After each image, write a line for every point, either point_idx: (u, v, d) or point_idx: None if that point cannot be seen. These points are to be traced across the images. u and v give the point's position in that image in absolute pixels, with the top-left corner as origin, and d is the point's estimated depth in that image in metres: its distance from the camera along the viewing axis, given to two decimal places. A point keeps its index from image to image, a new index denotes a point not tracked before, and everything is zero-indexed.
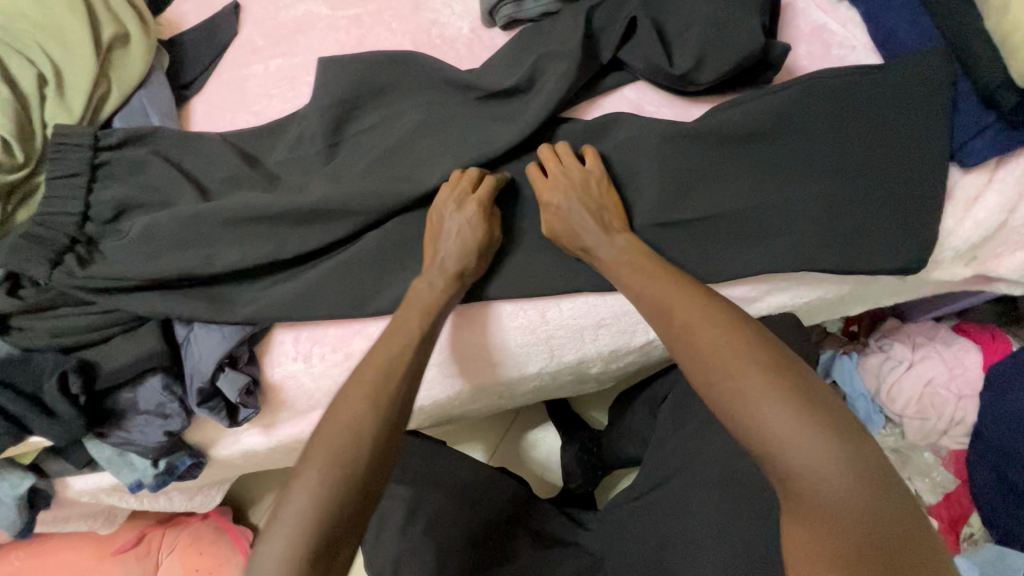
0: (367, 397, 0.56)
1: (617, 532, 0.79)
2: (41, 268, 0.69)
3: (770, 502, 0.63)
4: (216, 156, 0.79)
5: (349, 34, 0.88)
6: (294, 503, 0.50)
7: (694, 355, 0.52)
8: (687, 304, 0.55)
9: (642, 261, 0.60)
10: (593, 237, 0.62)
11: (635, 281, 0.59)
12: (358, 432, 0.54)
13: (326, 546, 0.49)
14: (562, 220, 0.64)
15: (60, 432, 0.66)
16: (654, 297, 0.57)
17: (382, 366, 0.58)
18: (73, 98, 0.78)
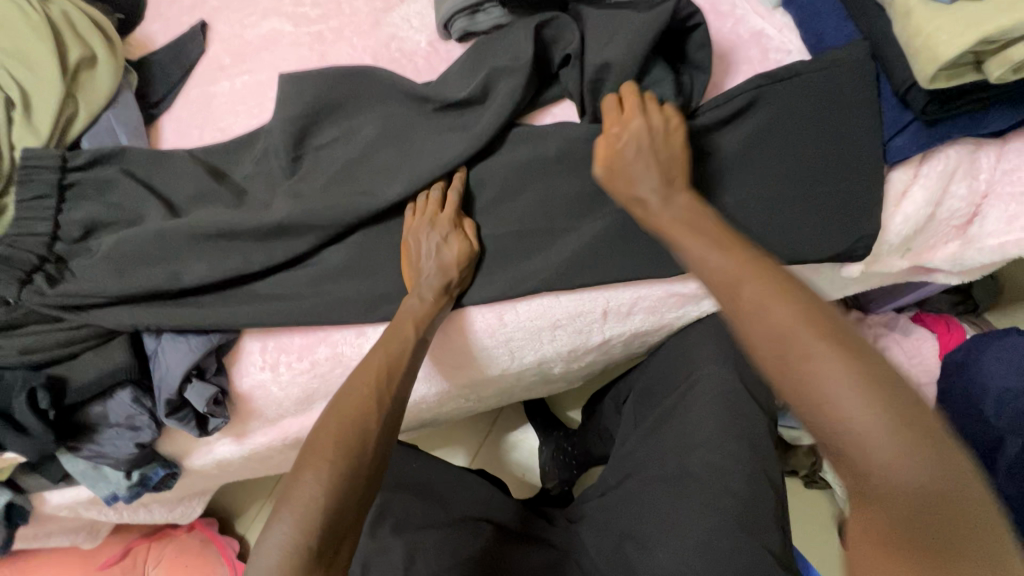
0: (367, 401, 0.60)
1: (586, 528, 0.80)
2: (10, 287, 0.70)
3: (719, 496, 0.65)
4: (182, 172, 0.81)
5: (312, 50, 0.91)
6: (300, 499, 0.53)
7: (769, 342, 0.45)
8: (758, 277, 0.48)
9: (703, 227, 0.54)
10: (662, 198, 0.57)
11: (696, 243, 0.53)
12: (365, 430, 0.58)
13: (330, 543, 0.53)
14: (633, 183, 0.58)
15: (32, 447, 0.68)
16: (726, 268, 0.50)
17: (381, 371, 0.62)
18: (41, 121, 0.80)
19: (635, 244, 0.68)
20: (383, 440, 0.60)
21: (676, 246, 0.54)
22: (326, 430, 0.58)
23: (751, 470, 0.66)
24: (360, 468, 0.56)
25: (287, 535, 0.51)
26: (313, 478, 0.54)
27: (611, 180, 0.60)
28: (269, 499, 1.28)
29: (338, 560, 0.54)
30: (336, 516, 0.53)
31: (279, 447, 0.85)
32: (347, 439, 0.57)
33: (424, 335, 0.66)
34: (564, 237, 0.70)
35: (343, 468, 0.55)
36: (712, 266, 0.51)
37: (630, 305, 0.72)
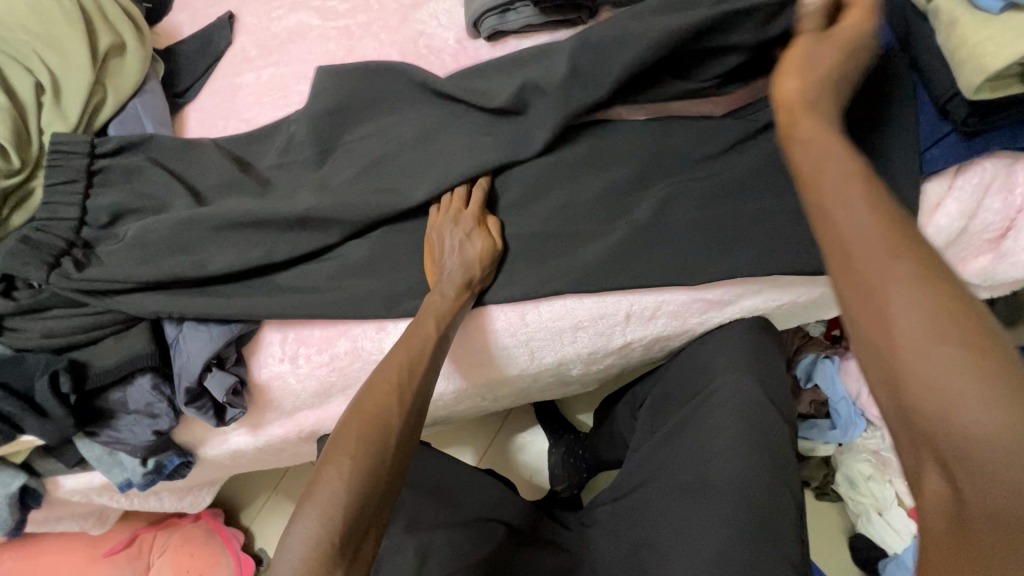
0: (389, 398, 0.60)
1: (598, 534, 0.79)
2: (37, 270, 0.70)
3: (737, 507, 0.65)
4: (209, 161, 0.81)
5: (339, 44, 0.91)
6: (323, 493, 0.53)
7: (878, 317, 0.38)
8: (910, 266, 0.38)
9: (839, 162, 0.43)
10: (818, 106, 0.48)
11: (828, 177, 0.43)
12: (386, 424, 0.58)
13: (351, 539, 0.52)
14: (788, 75, 0.49)
15: (51, 431, 0.68)
16: (850, 217, 0.41)
17: (404, 366, 0.62)
18: (70, 106, 0.80)
19: (662, 248, 0.68)
20: (405, 435, 0.59)
21: (807, 181, 0.45)
22: (349, 425, 0.58)
23: (769, 480, 0.66)
24: (381, 463, 0.56)
25: (311, 529, 0.51)
26: (336, 473, 0.54)
27: (800, 54, 0.50)
28: (275, 493, 1.28)
29: (359, 556, 0.53)
30: (357, 512, 0.53)
31: (294, 440, 0.85)
32: (369, 433, 0.57)
33: (446, 334, 0.66)
34: (590, 240, 0.70)
35: (364, 463, 0.55)
36: (845, 233, 0.40)
37: (653, 309, 0.71)
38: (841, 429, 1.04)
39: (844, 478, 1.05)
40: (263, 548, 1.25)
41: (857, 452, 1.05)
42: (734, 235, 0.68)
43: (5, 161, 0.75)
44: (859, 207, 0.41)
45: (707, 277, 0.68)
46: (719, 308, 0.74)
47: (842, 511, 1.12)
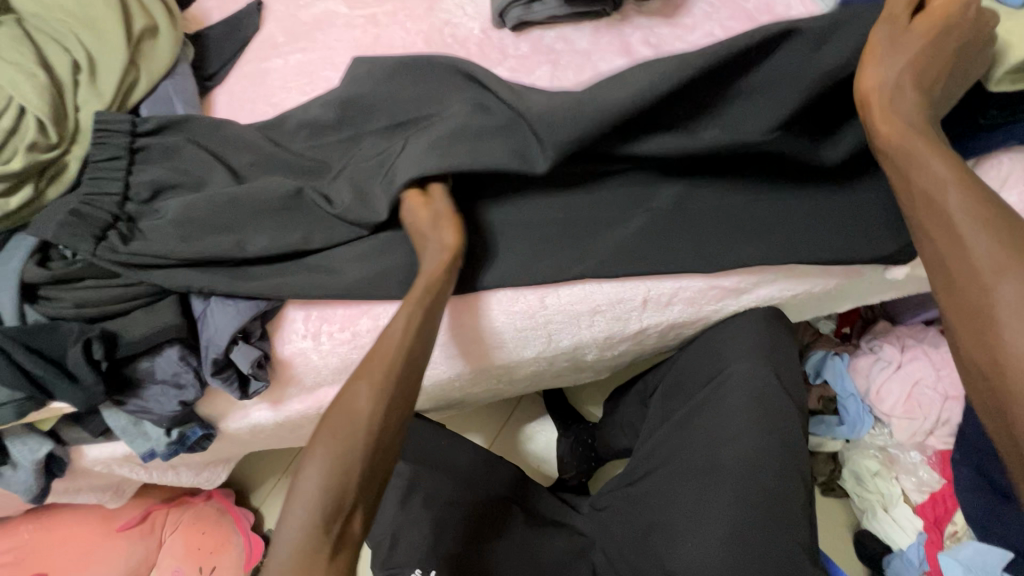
0: (365, 382, 0.57)
1: (609, 519, 0.80)
2: (86, 243, 0.72)
3: (749, 488, 0.67)
4: (238, 140, 0.83)
5: (366, 32, 0.93)
6: (307, 479, 0.52)
7: (970, 307, 0.48)
8: (1001, 260, 0.47)
9: (933, 169, 0.53)
10: (903, 98, 0.57)
11: (924, 183, 0.53)
12: (361, 408, 0.55)
13: (335, 522, 0.51)
14: (870, 72, 0.59)
15: (82, 397, 0.70)
16: (946, 221, 0.51)
17: (380, 349, 0.59)
18: (105, 85, 0.82)
19: (682, 236, 0.70)
20: (385, 418, 0.56)
21: (903, 189, 0.55)
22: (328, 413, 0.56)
23: (779, 462, 0.68)
24: (360, 448, 0.54)
25: (297, 517, 0.51)
26: (314, 461, 0.53)
27: (868, 64, 0.59)
28: (285, 475, 1.31)
29: (346, 540, 0.52)
30: (340, 495, 0.52)
31: (313, 417, 0.87)
32: (340, 421, 0.55)
33: (424, 313, 0.62)
34: (613, 225, 0.71)
35: (339, 451, 0.53)
36: (940, 233, 0.51)
37: (670, 295, 0.73)
38: (850, 425, 1.03)
39: (851, 473, 1.05)
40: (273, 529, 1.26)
41: (865, 447, 1.04)
42: (753, 226, 0.69)
43: (44, 135, 0.77)
44: (955, 209, 0.51)
45: (725, 265, 0.69)
46: (734, 296, 0.75)
47: (847, 506, 1.13)
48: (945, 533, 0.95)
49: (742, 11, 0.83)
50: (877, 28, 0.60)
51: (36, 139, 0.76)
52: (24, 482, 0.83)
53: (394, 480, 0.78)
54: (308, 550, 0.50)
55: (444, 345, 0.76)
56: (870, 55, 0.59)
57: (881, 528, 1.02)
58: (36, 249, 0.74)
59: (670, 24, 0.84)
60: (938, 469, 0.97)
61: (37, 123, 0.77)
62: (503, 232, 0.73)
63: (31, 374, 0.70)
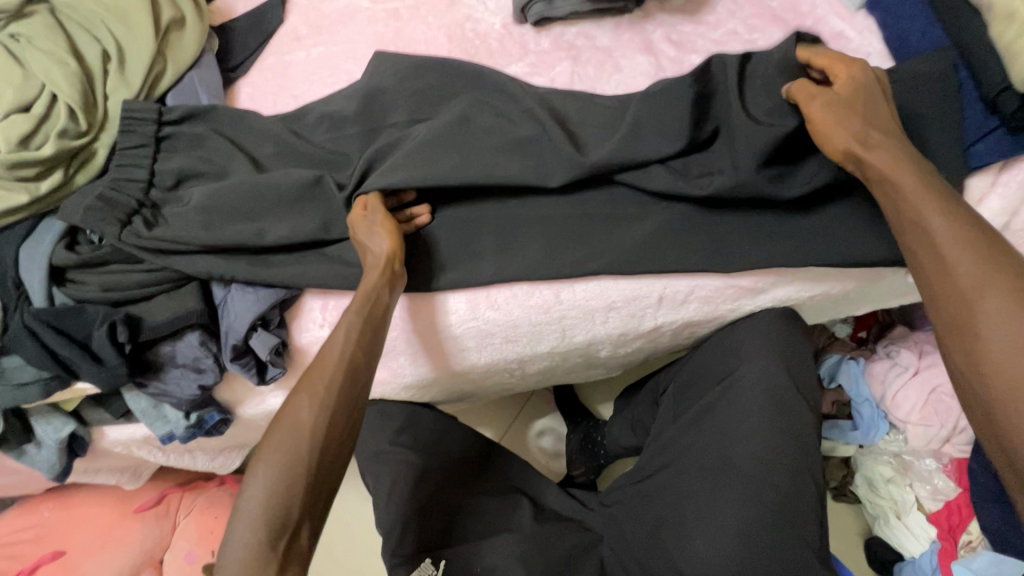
0: (304, 401, 0.59)
1: (618, 514, 0.80)
2: (112, 227, 0.74)
3: (760, 487, 0.66)
4: (261, 131, 0.84)
5: (387, 26, 0.93)
6: (251, 495, 0.56)
7: (960, 334, 0.49)
8: (980, 277, 0.49)
9: (910, 200, 0.55)
10: (876, 143, 0.58)
11: (910, 218, 0.55)
12: (300, 427, 0.58)
13: (275, 536, 0.54)
14: (828, 137, 0.60)
15: (107, 378, 0.72)
16: (932, 251, 0.52)
17: (323, 367, 0.61)
18: (133, 75, 0.84)
19: (699, 234, 0.70)
20: (328, 431, 0.59)
21: (894, 223, 0.56)
22: (270, 433, 0.59)
23: (793, 464, 0.68)
24: (303, 463, 0.57)
25: (244, 533, 0.55)
26: (255, 477, 0.56)
27: (821, 134, 0.61)
28: None
29: (294, 551, 0.55)
30: (279, 510, 0.55)
31: None
32: (285, 439, 0.57)
33: (361, 331, 0.64)
34: (631, 222, 0.71)
35: (280, 470, 0.56)
36: (926, 259, 0.53)
37: (686, 293, 0.73)
38: (864, 430, 1.02)
39: (864, 479, 1.04)
40: None
41: (879, 453, 1.03)
42: (773, 227, 0.69)
43: (74, 122, 0.79)
44: (939, 233, 0.52)
45: (743, 264, 0.69)
46: (752, 296, 0.75)
47: (858, 512, 1.12)
48: (959, 543, 0.93)
49: (767, 10, 0.83)
50: (812, 107, 0.61)
51: (66, 126, 0.78)
52: (47, 460, 0.85)
53: (406, 469, 0.78)
54: (257, 563, 0.54)
55: (459, 337, 0.77)
56: (818, 127, 0.61)
57: (892, 535, 1.01)
58: (64, 234, 0.76)
59: (692, 22, 0.84)
60: (953, 476, 0.96)
61: (68, 110, 0.79)
62: (521, 226, 0.73)
63: (58, 355, 0.72)
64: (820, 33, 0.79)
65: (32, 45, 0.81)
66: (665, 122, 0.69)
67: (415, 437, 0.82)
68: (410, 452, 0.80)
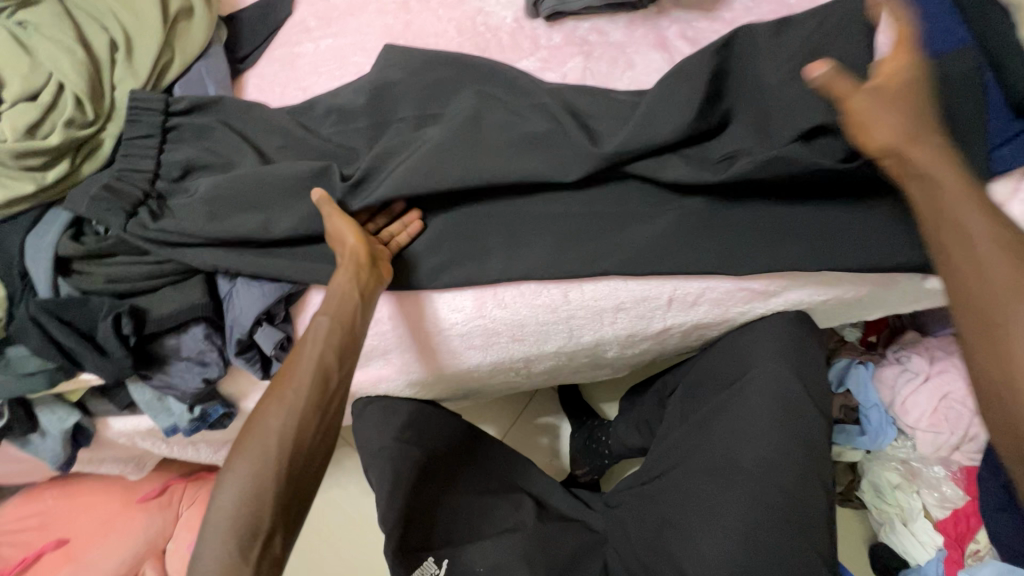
0: (277, 410, 0.60)
1: (623, 516, 0.79)
2: (118, 218, 0.74)
3: (767, 491, 0.66)
4: (268, 123, 0.83)
5: (397, 18, 0.92)
6: (220, 505, 0.56)
7: (999, 350, 0.48)
8: (1016, 282, 0.48)
9: (950, 202, 0.53)
10: (917, 145, 0.55)
11: (948, 220, 0.52)
12: (272, 437, 0.59)
13: (245, 546, 0.55)
14: (876, 126, 0.56)
15: (110, 370, 0.72)
16: (972, 253, 0.51)
17: (297, 377, 0.62)
18: (141, 65, 0.83)
19: (712, 235, 0.69)
20: (299, 439, 0.60)
21: (927, 222, 0.54)
22: (240, 442, 0.59)
23: (801, 468, 0.67)
24: (275, 468, 0.58)
25: (216, 544, 0.55)
26: (224, 488, 0.57)
27: (862, 126, 0.56)
28: None
29: (269, 556, 0.56)
30: (249, 519, 0.56)
31: None
32: (255, 448, 0.58)
33: (333, 334, 0.65)
34: (643, 222, 0.70)
35: (251, 481, 0.57)
36: (960, 258, 0.51)
37: (696, 295, 0.72)
38: (871, 436, 1.01)
39: (870, 485, 1.03)
40: None
41: (886, 459, 1.02)
42: (788, 229, 0.68)
43: (81, 112, 0.78)
44: (978, 235, 0.51)
45: (756, 267, 0.68)
46: (763, 299, 0.73)
47: (863, 518, 1.11)
48: (966, 552, 0.93)
49: (784, 7, 0.81)
50: (857, 95, 0.57)
51: (73, 116, 0.78)
52: (52, 449, 0.85)
53: (411, 467, 0.78)
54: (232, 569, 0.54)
55: (465, 335, 0.76)
56: (857, 120, 0.57)
57: (900, 544, 1.00)
58: (70, 224, 0.76)
59: (708, 18, 0.82)
60: (961, 485, 0.95)
61: (75, 100, 0.78)
62: (531, 224, 0.72)
63: (63, 345, 0.71)
64: None
65: (40, 33, 0.81)
66: (685, 107, 0.67)
67: (419, 434, 0.81)
68: (415, 450, 0.79)
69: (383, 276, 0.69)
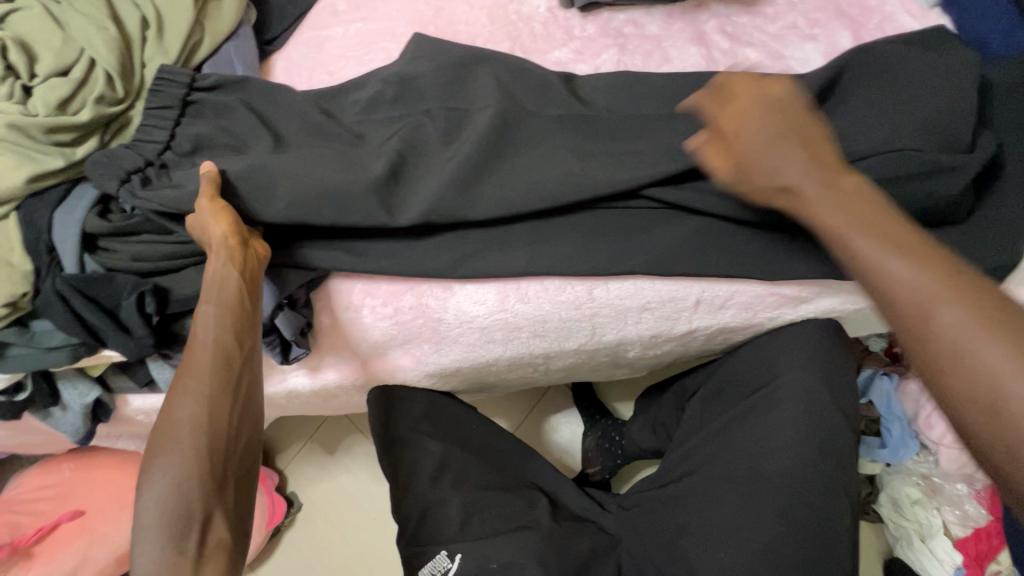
0: (185, 396, 0.57)
1: (639, 518, 0.78)
2: (112, 183, 0.73)
3: (791, 502, 0.65)
4: (294, 107, 0.82)
5: (429, 5, 0.91)
6: (150, 499, 0.53)
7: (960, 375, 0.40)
8: (949, 293, 0.41)
9: (872, 221, 0.47)
10: (788, 163, 0.53)
11: (862, 240, 0.46)
12: (188, 423, 0.56)
13: (188, 532, 0.52)
14: (750, 163, 0.55)
15: (133, 349, 0.72)
16: (897, 281, 0.43)
17: (203, 360, 0.59)
18: (171, 43, 0.83)
19: (745, 237, 0.67)
20: (213, 419, 0.57)
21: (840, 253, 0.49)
22: (157, 434, 0.56)
23: (826, 478, 0.66)
24: (196, 459, 0.55)
25: (152, 536, 0.52)
26: (151, 481, 0.54)
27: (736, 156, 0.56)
28: (309, 442, 1.28)
29: (214, 543, 0.53)
30: (185, 504, 0.53)
31: (349, 388, 0.87)
32: (168, 438, 0.55)
33: (223, 312, 0.62)
34: (675, 222, 0.68)
35: (178, 469, 0.54)
36: (889, 280, 0.44)
37: (725, 298, 0.70)
38: (891, 449, 0.98)
39: (888, 498, 1.00)
40: (296, 491, 1.25)
41: (907, 474, 0.99)
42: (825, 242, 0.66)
43: (111, 90, 0.79)
44: (886, 260, 0.44)
45: (789, 275, 0.67)
46: (793, 306, 0.72)
47: (880, 531, 1.09)
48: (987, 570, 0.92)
49: (831, 4, 0.79)
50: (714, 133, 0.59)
51: (103, 93, 0.78)
52: (72, 423, 0.87)
53: (427, 459, 0.78)
54: (173, 565, 0.51)
55: (486, 329, 0.75)
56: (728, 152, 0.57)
57: (917, 560, 0.98)
58: (97, 202, 0.75)
59: (749, 13, 0.80)
60: (985, 504, 0.93)
61: (106, 77, 0.78)
62: (559, 219, 0.71)
63: (87, 323, 0.72)
64: (889, 30, 0.76)
65: (72, 8, 0.81)
66: None
67: (435, 425, 0.82)
68: (429, 441, 0.80)
69: (260, 253, 0.67)
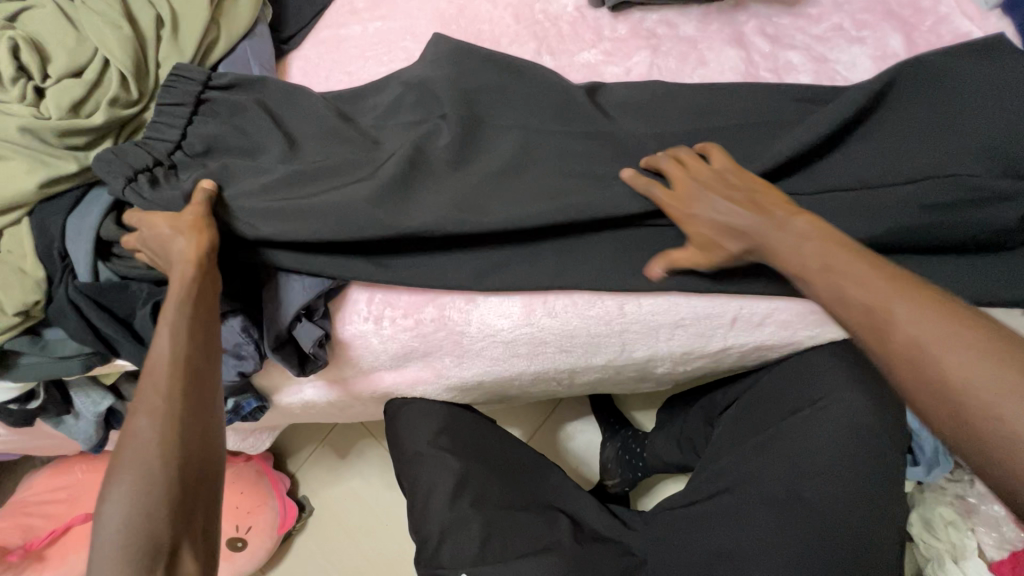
0: (153, 412, 0.53)
1: (665, 535, 0.75)
2: (116, 180, 0.70)
3: (832, 525, 0.63)
4: (311, 108, 0.79)
5: (451, 3, 0.87)
6: (111, 521, 0.49)
7: (918, 368, 0.44)
8: (914, 304, 0.46)
9: (831, 261, 0.52)
10: (737, 220, 0.59)
11: (829, 279, 0.52)
12: (157, 441, 0.52)
13: (151, 561, 0.49)
14: (711, 226, 0.61)
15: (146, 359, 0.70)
16: (864, 305, 0.49)
17: (174, 373, 0.55)
18: (186, 43, 0.80)
19: None
20: (185, 439, 0.53)
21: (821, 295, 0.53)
22: (121, 450, 0.52)
23: (865, 503, 0.63)
24: (164, 484, 0.51)
25: (111, 562, 0.48)
26: (112, 501, 0.50)
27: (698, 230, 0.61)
28: (321, 446, 1.26)
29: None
30: (151, 530, 0.49)
31: (366, 399, 0.84)
32: (133, 456, 0.51)
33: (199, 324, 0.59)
34: None
35: (142, 491, 0.50)
36: (858, 307, 0.49)
37: (763, 315, 0.67)
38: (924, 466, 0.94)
39: (918, 518, 0.97)
40: (308, 496, 1.23)
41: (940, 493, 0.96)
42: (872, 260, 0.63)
43: (124, 91, 0.76)
44: (863, 294, 0.49)
45: None
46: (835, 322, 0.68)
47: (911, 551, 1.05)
48: None
49: (878, 4, 0.75)
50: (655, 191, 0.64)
51: (116, 94, 0.75)
52: (85, 431, 0.84)
53: (445, 476, 0.76)
54: None
55: (511, 343, 0.72)
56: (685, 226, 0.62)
57: None
58: (112, 206, 0.73)
59: (791, 14, 0.76)
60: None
61: (120, 78, 0.76)
62: (591, 233, 0.69)
63: (99, 332, 0.69)
64: (942, 34, 0.72)
65: (86, 6, 0.78)
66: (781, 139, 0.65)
67: (454, 439, 0.79)
68: (448, 456, 0.77)
69: None
